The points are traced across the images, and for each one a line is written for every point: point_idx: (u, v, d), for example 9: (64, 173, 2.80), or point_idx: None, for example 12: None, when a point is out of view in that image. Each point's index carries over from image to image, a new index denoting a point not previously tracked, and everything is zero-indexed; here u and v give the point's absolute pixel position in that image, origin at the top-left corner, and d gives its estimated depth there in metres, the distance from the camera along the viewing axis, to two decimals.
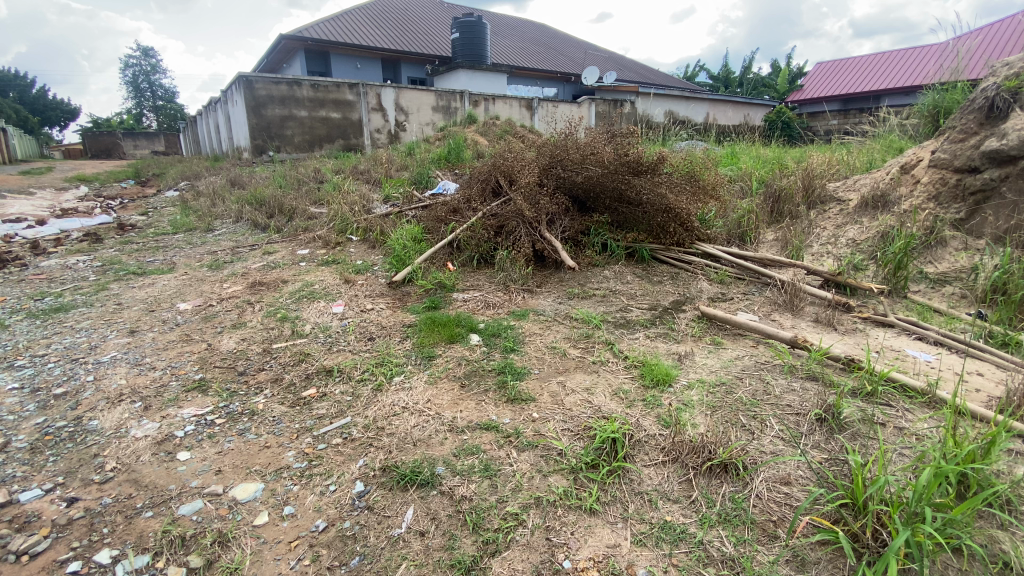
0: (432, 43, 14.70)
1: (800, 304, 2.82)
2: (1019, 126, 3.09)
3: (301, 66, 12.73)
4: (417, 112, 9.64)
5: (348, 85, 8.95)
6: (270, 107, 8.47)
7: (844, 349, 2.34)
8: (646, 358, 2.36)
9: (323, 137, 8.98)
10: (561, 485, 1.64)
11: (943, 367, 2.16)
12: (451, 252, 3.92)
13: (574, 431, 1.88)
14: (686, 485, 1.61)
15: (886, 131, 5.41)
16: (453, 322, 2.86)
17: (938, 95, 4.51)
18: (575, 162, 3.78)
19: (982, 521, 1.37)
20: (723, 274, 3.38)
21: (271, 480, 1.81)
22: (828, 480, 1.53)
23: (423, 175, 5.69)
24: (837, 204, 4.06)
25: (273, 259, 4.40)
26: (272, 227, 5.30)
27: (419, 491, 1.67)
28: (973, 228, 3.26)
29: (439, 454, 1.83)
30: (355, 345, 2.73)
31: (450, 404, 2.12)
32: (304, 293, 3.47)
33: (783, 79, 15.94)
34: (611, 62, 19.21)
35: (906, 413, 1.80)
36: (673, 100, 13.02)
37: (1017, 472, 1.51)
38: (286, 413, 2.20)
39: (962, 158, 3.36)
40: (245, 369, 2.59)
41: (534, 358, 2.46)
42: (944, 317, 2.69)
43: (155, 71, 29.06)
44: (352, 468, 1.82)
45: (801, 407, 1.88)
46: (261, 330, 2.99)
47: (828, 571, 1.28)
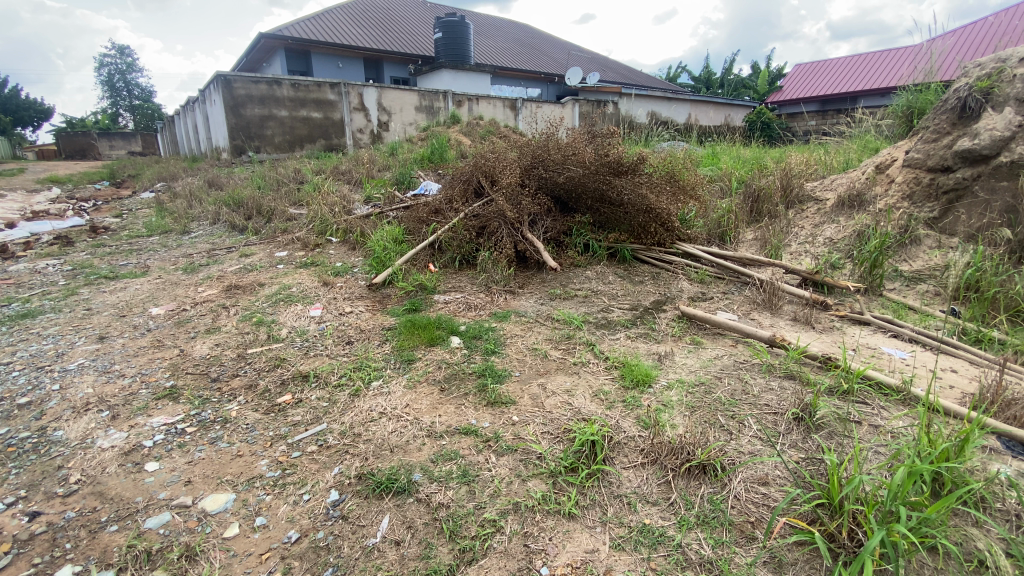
0: (415, 43, 14.59)
1: (779, 303, 2.84)
2: (991, 125, 3.15)
3: (281, 66, 12.53)
4: (399, 112, 9.54)
5: (329, 85, 8.83)
6: (249, 107, 8.33)
7: (821, 347, 2.36)
8: (626, 359, 2.35)
9: (304, 137, 8.85)
10: (539, 489, 1.61)
11: (917, 364, 2.18)
12: (433, 253, 3.87)
13: (554, 433, 1.86)
14: (665, 487, 1.60)
15: (862, 132, 5.50)
16: (433, 324, 2.82)
17: (912, 96, 4.60)
18: (556, 162, 3.77)
19: (956, 519, 1.38)
20: (703, 273, 3.39)
21: (243, 490, 1.75)
22: (805, 480, 1.53)
23: (405, 175, 5.63)
24: (814, 204, 4.11)
25: (250, 261, 4.30)
26: (249, 229, 5.19)
27: (395, 499, 1.63)
28: (946, 226, 3.32)
29: (417, 460, 1.79)
30: (332, 349, 2.67)
31: (429, 409, 2.08)
32: (281, 297, 3.40)
33: (763, 80, 16.16)
34: (595, 62, 19.30)
35: (881, 411, 1.81)
36: (655, 100, 13.11)
37: (990, 468, 1.53)
38: (260, 421, 2.14)
39: (935, 158, 3.43)
40: (219, 376, 2.52)
41: (515, 360, 2.44)
42: (919, 315, 2.72)
43: (131, 70, 28.36)
44: (327, 477, 1.78)
45: (779, 407, 1.88)
46: (236, 335, 2.92)
47: (806, 572, 1.28)
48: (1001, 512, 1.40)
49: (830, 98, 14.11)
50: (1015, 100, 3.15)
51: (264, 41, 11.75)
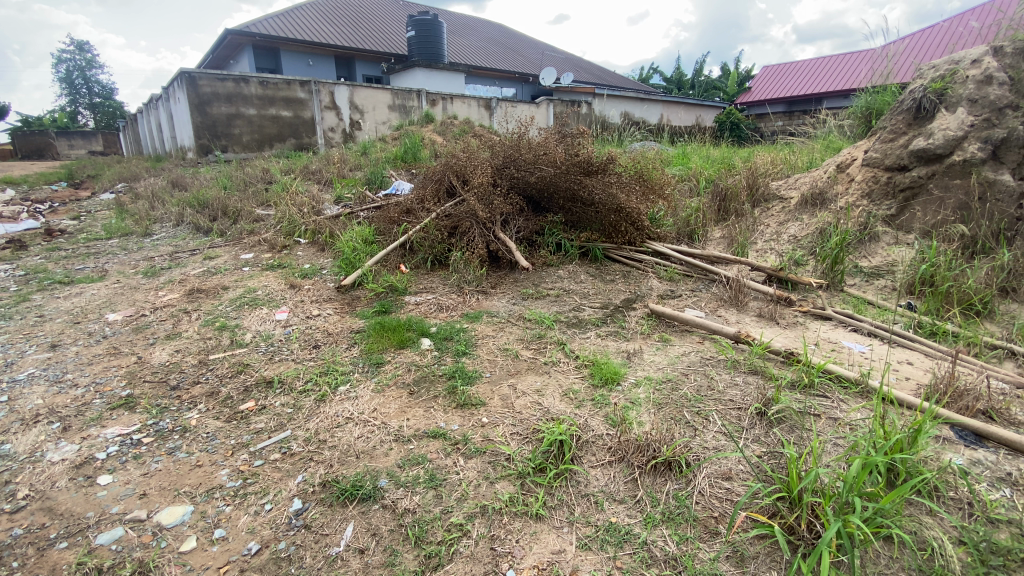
0: (387, 41, 14.40)
1: (744, 299, 2.88)
2: (944, 126, 3.28)
3: (249, 63, 12.21)
4: (372, 111, 9.40)
5: (299, 82, 8.63)
6: (215, 105, 8.10)
7: (784, 342, 2.41)
8: (596, 357, 2.35)
9: (273, 136, 8.63)
10: (507, 492, 1.60)
11: (875, 357, 2.25)
12: (404, 253, 3.81)
13: (523, 435, 1.84)
14: (631, 485, 1.60)
15: (825, 132, 5.65)
16: (403, 326, 2.77)
17: (871, 97, 4.73)
18: (528, 162, 3.76)
19: (910, 508, 1.42)
20: (672, 272, 3.43)
21: (201, 502, 1.68)
22: (766, 474, 1.55)
23: (376, 175, 5.54)
24: (779, 202, 4.20)
25: (214, 264, 4.17)
26: (215, 231, 5.04)
27: (359, 506, 1.59)
28: (903, 223, 3.44)
29: (383, 466, 1.75)
30: (298, 354, 2.60)
31: (397, 412, 2.05)
32: (245, 300, 3.30)
33: (732, 81, 16.51)
34: (568, 63, 19.38)
35: (841, 403, 1.86)
36: (628, 101, 13.26)
37: (943, 457, 1.59)
38: (221, 429, 2.07)
39: (892, 157, 3.54)
40: (178, 383, 2.42)
41: (486, 361, 2.41)
42: (877, 310, 2.81)
43: (90, 67, 27.21)
44: (290, 485, 1.72)
45: (742, 402, 1.91)
46: (197, 341, 2.81)
47: (766, 565, 1.30)
48: (954, 500, 1.44)
49: (796, 99, 14.48)
50: (967, 101, 3.27)
51: (231, 37, 11.40)
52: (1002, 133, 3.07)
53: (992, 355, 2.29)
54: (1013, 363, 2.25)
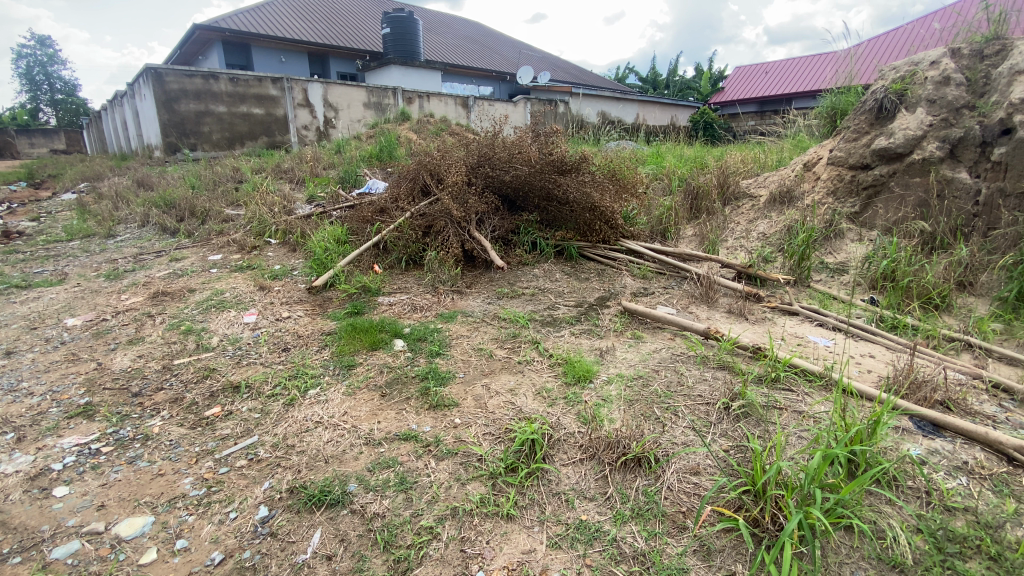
0: (362, 38, 14.21)
1: (715, 296, 2.93)
2: (905, 126, 3.39)
3: (218, 59, 11.88)
4: (346, 108, 9.25)
5: (271, 79, 8.43)
6: (183, 102, 7.87)
7: (752, 337, 2.46)
8: (569, 355, 2.36)
9: (244, 134, 8.42)
10: (478, 493, 1.59)
11: (840, 351, 2.31)
12: (378, 253, 3.76)
13: (496, 435, 1.83)
14: (601, 482, 1.60)
15: (794, 132, 5.77)
16: (376, 328, 2.73)
17: (836, 97, 4.85)
18: (502, 161, 3.75)
19: (871, 498, 1.46)
20: (645, 269, 3.47)
21: (162, 513, 1.63)
22: (732, 468, 1.58)
23: (350, 174, 5.46)
24: (749, 200, 4.27)
25: (181, 266, 4.05)
26: (182, 232, 4.89)
27: (328, 512, 1.56)
28: (866, 220, 3.55)
29: (353, 470, 1.72)
30: (267, 357, 2.54)
31: (368, 415, 2.01)
32: (213, 303, 3.21)
33: (705, 82, 16.79)
34: (546, 62, 19.41)
35: (805, 397, 1.90)
36: (604, 100, 13.37)
37: (901, 448, 1.64)
38: (185, 436, 2.00)
39: (856, 156, 3.64)
40: (141, 390, 2.34)
41: (459, 362, 2.39)
42: (842, 304, 2.88)
43: (52, 63, 26.21)
44: (256, 493, 1.68)
45: (711, 397, 1.94)
46: (161, 346, 2.72)
47: (732, 558, 1.31)
48: (912, 489, 1.49)
49: (767, 99, 14.78)
50: (926, 102, 3.38)
51: (199, 32, 11.09)
52: (959, 133, 3.18)
53: (950, 347, 2.38)
54: (969, 354, 2.34)
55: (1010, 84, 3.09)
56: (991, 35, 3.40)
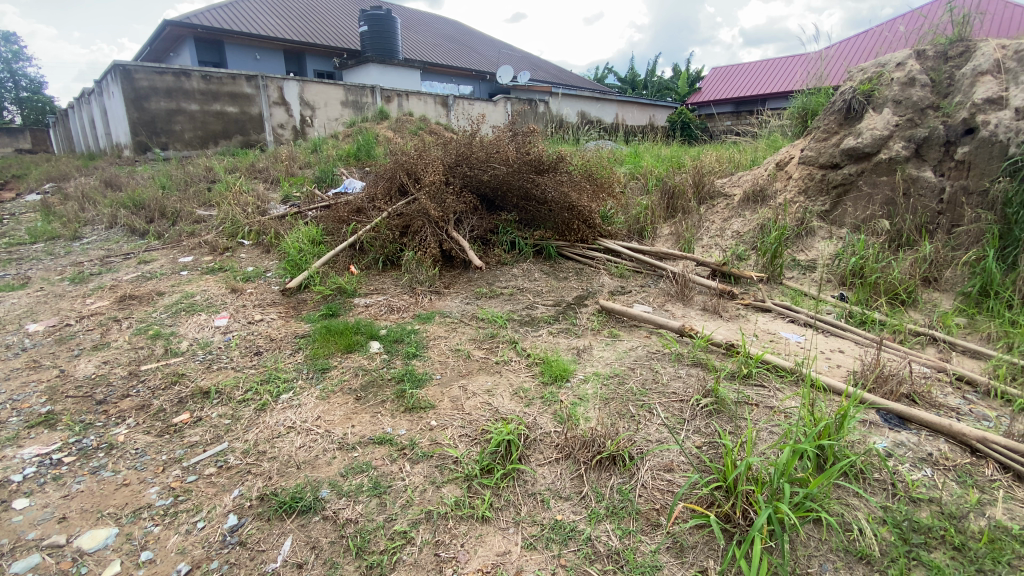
0: (340, 36, 14.02)
1: (690, 294, 2.96)
2: (872, 126, 3.47)
3: (190, 56, 11.58)
4: (324, 107, 9.10)
5: (245, 77, 8.25)
6: (153, 100, 7.65)
7: (725, 334, 2.50)
8: (547, 355, 2.35)
9: (217, 133, 8.23)
10: (453, 495, 1.57)
11: (811, 346, 2.36)
12: (355, 254, 3.71)
13: (472, 436, 1.82)
14: (577, 481, 1.61)
15: (768, 132, 5.87)
16: (351, 330, 2.68)
17: (807, 98, 4.95)
18: (480, 160, 3.73)
19: (839, 491, 1.49)
20: (622, 268, 3.49)
21: (126, 524, 1.57)
22: (704, 464, 1.59)
23: (327, 173, 5.39)
24: (723, 199, 4.33)
25: (150, 268, 3.93)
26: (152, 233, 4.75)
27: (299, 519, 1.53)
28: (836, 218, 3.63)
29: (326, 476, 1.68)
30: (238, 361, 2.48)
31: (342, 419, 1.98)
32: (183, 306, 3.12)
33: (683, 82, 17.00)
34: (526, 62, 19.43)
35: (776, 392, 1.94)
36: (583, 100, 13.44)
37: (868, 441, 1.68)
38: (152, 444, 1.94)
39: (826, 155, 3.72)
40: (105, 398, 2.26)
41: (437, 363, 2.37)
42: (813, 300, 2.94)
43: (17, 59, 25.32)
44: (225, 500, 1.64)
45: (685, 393, 1.96)
46: (127, 351, 2.63)
47: (705, 554, 1.33)
48: (879, 481, 1.52)
49: (743, 100, 15.00)
50: (892, 102, 3.47)
51: (170, 28, 10.79)
52: (923, 133, 3.27)
53: (916, 341, 2.45)
54: (935, 348, 2.41)
55: (972, 85, 3.21)
56: (954, 37, 3.50)
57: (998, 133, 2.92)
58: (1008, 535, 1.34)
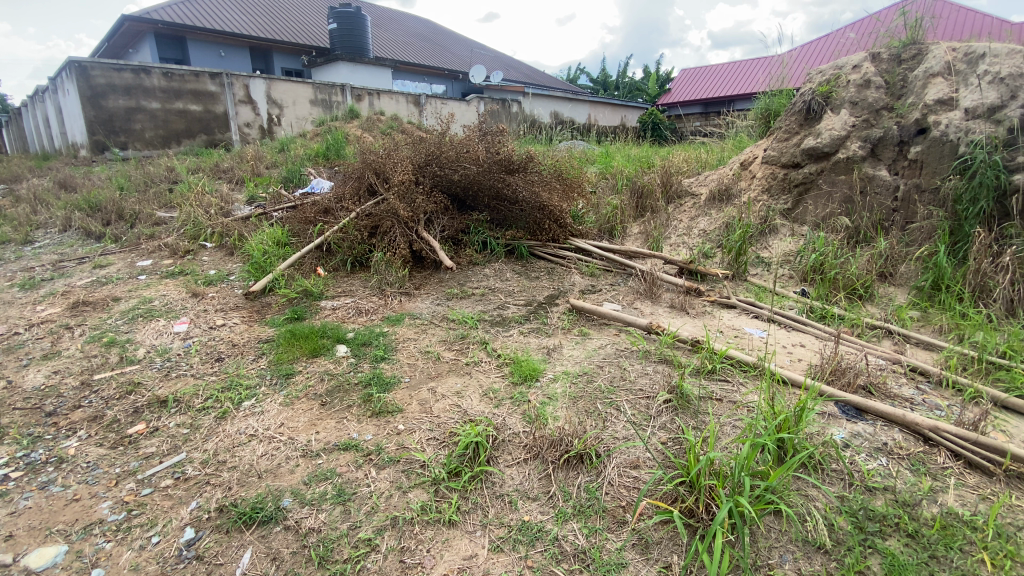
0: (309, 33, 13.74)
1: (658, 291, 3.00)
2: (831, 126, 3.59)
3: (151, 52, 11.18)
4: (292, 105, 8.89)
5: (208, 74, 7.99)
6: (111, 98, 7.34)
7: (691, 330, 2.54)
8: (517, 355, 2.35)
9: (180, 132, 7.94)
10: (420, 500, 1.55)
11: (773, 341, 2.42)
12: (322, 255, 3.63)
13: (439, 439, 1.80)
14: (545, 481, 1.60)
15: (734, 133, 6.00)
16: (317, 334, 2.62)
17: (770, 99, 5.08)
18: (450, 160, 3.69)
19: (798, 483, 1.53)
20: (593, 267, 3.51)
21: (76, 541, 1.49)
22: (669, 460, 1.62)
23: (294, 173, 5.26)
24: (691, 198, 4.41)
25: (105, 273, 3.77)
26: (108, 236, 4.56)
27: (259, 530, 1.48)
28: (798, 216, 3.74)
29: (288, 484, 1.64)
30: (198, 368, 2.40)
31: (306, 426, 1.93)
32: (140, 312, 3.00)
33: (653, 83, 17.27)
34: (499, 62, 19.41)
35: (739, 386, 1.98)
36: (555, 100, 13.48)
37: (827, 432, 1.73)
38: (104, 457, 1.85)
39: (787, 155, 3.82)
40: (55, 409, 2.15)
41: (405, 365, 2.34)
42: (776, 296, 3.02)
43: None
44: (182, 513, 1.57)
45: (651, 390, 1.98)
46: (80, 360, 2.51)
47: (669, 550, 1.35)
48: (836, 471, 1.57)
49: (712, 100, 15.20)
50: (849, 103, 3.58)
51: (128, 23, 10.38)
52: (879, 133, 3.39)
53: (872, 335, 2.53)
54: (890, 340, 2.50)
55: (924, 86, 3.34)
56: (907, 40, 3.62)
57: (949, 133, 3.04)
58: (959, 521, 1.40)
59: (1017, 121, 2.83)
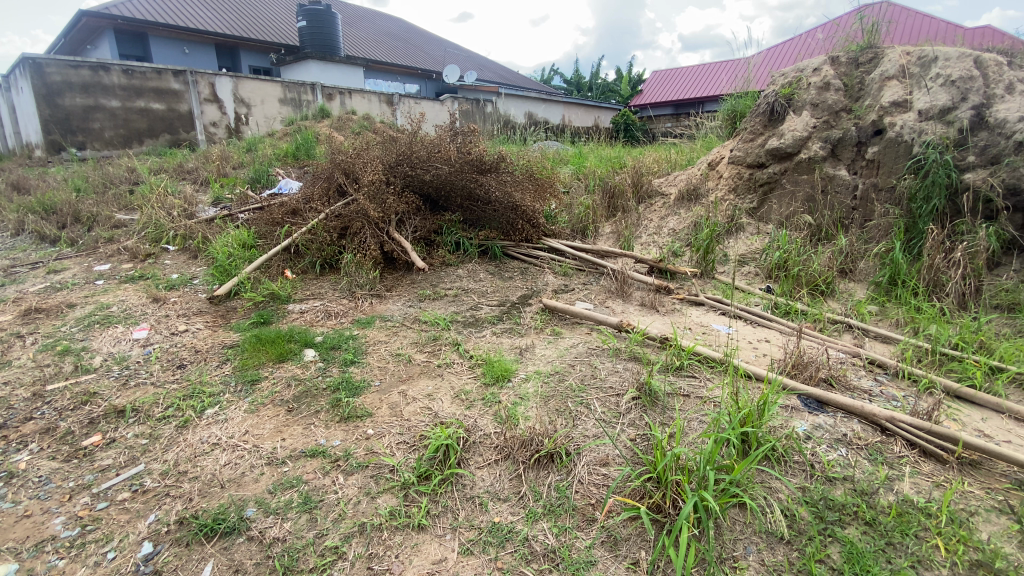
0: (277, 31, 13.45)
1: (629, 290, 3.04)
2: (793, 127, 3.69)
3: (110, 49, 10.76)
4: (260, 104, 8.68)
5: (171, 72, 7.74)
6: (68, 96, 7.03)
7: (660, 327, 2.58)
8: (489, 355, 2.34)
9: (142, 131, 7.66)
10: (388, 505, 1.53)
11: (739, 337, 2.47)
12: (290, 257, 3.55)
13: (410, 443, 1.78)
14: (515, 481, 1.60)
15: (703, 134, 6.12)
16: (284, 338, 2.56)
17: (736, 100, 5.19)
18: (421, 159, 3.65)
19: (762, 475, 1.56)
20: (566, 267, 3.53)
21: (27, 560, 1.42)
22: (637, 456, 1.64)
23: (261, 173, 5.14)
24: (661, 198, 4.48)
25: (60, 278, 3.61)
26: (64, 240, 4.36)
27: (221, 542, 1.43)
28: (763, 215, 3.84)
29: (252, 494, 1.60)
30: (159, 376, 2.32)
31: (272, 433, 1.88)
32: (97, 318, 2.88)
33: (626, 85, 17.50)
34: (473, 62, 19.37)
35: (706, 381, 2.02)
36: (529, 101, 13.50)
37: (790, 425, 1.78)
38: (58, 471, 1.77)
39: (752, 155, 3.91)
40: (4, 422, 2.04)
41: (376, 369, 2.30)
42: (742, 293, 3.09)
43: None
44: (139, 527, 1.51)
45: (620, 388, 2.01)
46: (30, 370, 2.39)
47: (637, 546, 1.36)
48: (798, 463, 1.61)
49: (682, 102, 15.48)
50: (810, 105, 3.70)
51: (85, 18, 9.98)
52: (838, 133, 3.51)
53: (833, 329, 2.62)
54: (850, 334, 2.59)
55: (880, 89, 3.47)
56: (864, 45, 3.75)
57: (904, 134, 3.17)
58: (914, 508, 1.45)
59: (967, 122, 2.97)
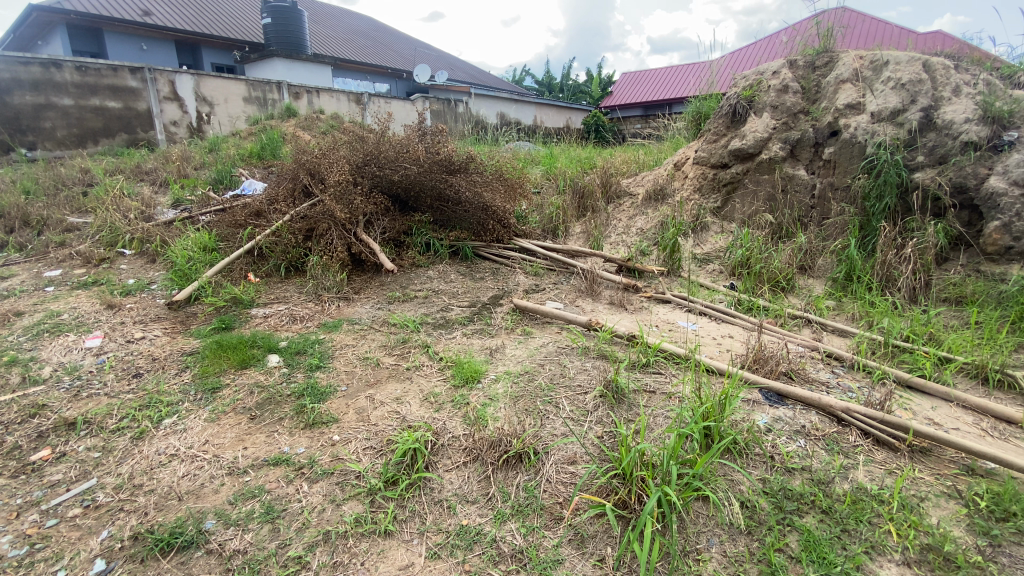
0: (241, 27, 13.08)
1: (598, 288, 3.08)
2: (754, 128, 3.80)
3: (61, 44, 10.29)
4: (224, 103, 8.44)
5: (128, 69, 7.41)
6: (17, 94, 6.55)
7: (628, 325, 2.62)
8: (459, 357, 2.34)
9: (97, 131, 7.30)
10: (354, 512, 1.50)
11: (704, 334, 2.53)
12: (254, 261, 3.47)
13: (377, 448, 1.75)
14: (484, 482, 1.60)
15: (670, 134, 6.24)
16: (247, 343, 2.50)
17: (701, 102, 5.31)
18: (389, 159, 3.60)
19: (724, 468, 1.60)
20: (537, 267, 3.55)
21: None
22: (604, 453, 1.66)
23: (224, 173, 5.00)
24: (629, 198, 4.54)
25: (7, 285, 3.43)
26: (11, 244, 4.14)
27: (178, 556, 1.39)
28: (727, 213, 3.94)
29: (212, 505, 1.55)
30: (113, 386, 2.22)
31: (233, 442, 1.83)
32: (46, 327, 2.74)
33: (596, 86, 17.73)
34: (444, 62, 19.26)
35: (671, 377, 2.07)
36: (501, 101, 13.51)
37: (752, 418, 1.83)
38: (2, 488, 1.68)
39: (716, 156, 4.01)
40: None
41: (343, 373, 2.27)
42: (707, 290, 3.16)
43: None
44: (91, 544, 1.45)
45: (588, 386, 2.03)
46: None
47: (603, 543, 1.38)
48: (759, 455, 1.65)
49: (651, 103, 15.78)
50: (770, 107, 3.81)
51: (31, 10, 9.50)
52: (797, 135, 3.63)
53: (793, 324, 2.70)
54: (809, 328, 2.68)
55: (835, 92, 3.60)
56: (820, 49, 3.88)
57: (858, 135, 3.30)
58: (868, 496, 1.51)
59: (916, 124, 3.11)
